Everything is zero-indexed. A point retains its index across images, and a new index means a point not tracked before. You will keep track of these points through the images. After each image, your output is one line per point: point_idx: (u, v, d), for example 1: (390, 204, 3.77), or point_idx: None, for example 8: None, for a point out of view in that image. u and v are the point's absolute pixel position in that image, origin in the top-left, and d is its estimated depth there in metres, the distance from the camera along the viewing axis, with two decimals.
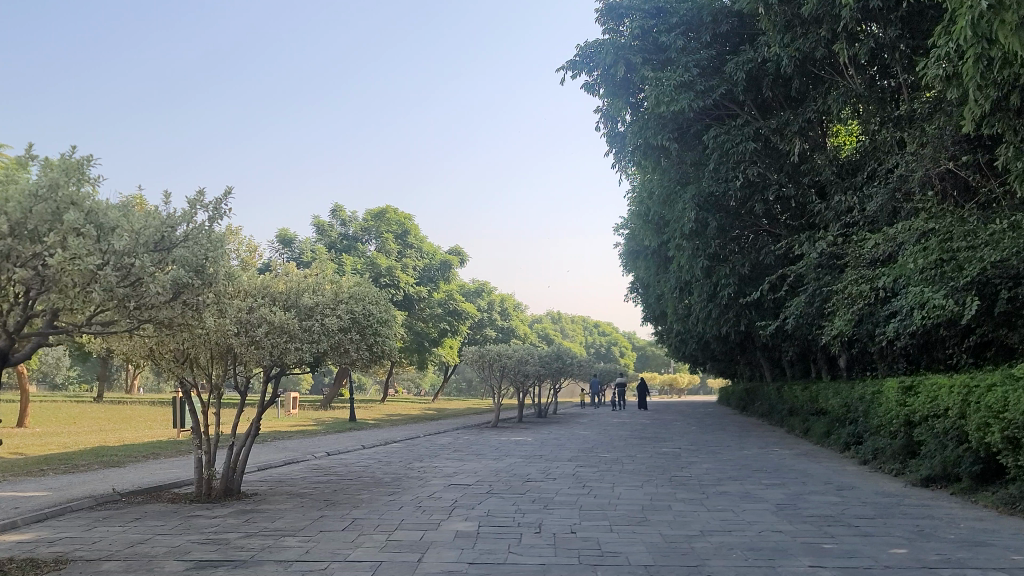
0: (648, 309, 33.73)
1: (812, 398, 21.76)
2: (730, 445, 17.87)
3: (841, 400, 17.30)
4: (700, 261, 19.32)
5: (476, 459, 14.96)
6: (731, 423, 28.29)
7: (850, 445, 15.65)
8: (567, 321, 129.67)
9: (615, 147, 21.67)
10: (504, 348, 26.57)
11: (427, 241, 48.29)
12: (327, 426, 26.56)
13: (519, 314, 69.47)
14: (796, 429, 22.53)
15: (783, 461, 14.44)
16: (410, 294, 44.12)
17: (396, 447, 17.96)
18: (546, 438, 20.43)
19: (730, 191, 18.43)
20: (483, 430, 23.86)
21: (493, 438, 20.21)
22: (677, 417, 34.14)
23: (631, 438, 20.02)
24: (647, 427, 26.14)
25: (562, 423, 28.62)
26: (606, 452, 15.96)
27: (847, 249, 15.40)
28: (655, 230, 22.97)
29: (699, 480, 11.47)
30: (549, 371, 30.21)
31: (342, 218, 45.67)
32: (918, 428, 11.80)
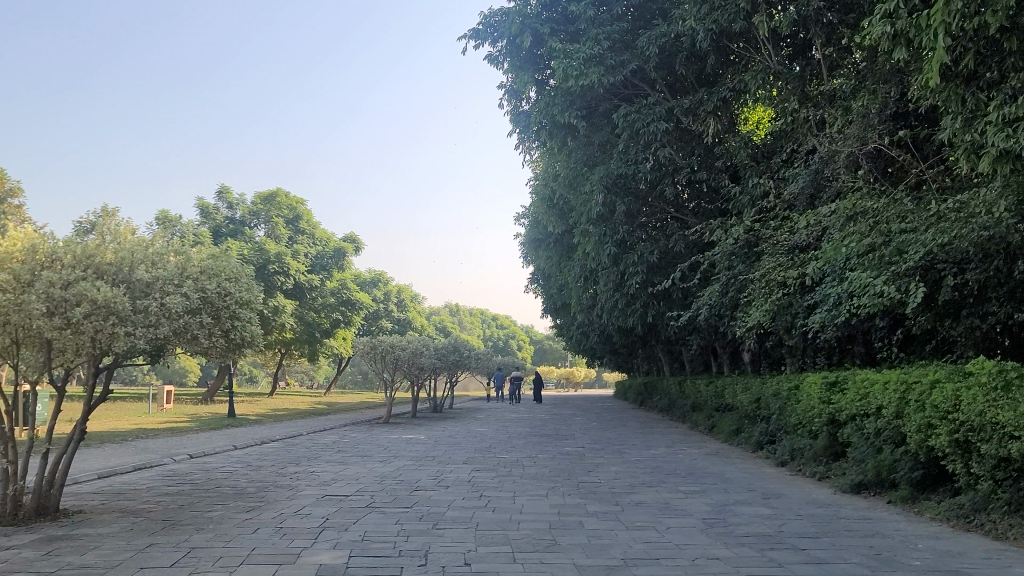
0: (549, 300, 32.54)
1: (716, 394, 20.96)
2: (637, 444, 16.75)
3: (752, 396, 16.43)
4: (608, 250, 18.13)
5: (359, 462, 13.32)
6: (632, 419, 27.38)
7: (763, 444, 14.74)
8: (465, 313, 128.22)
9: (519, 126, 20.43)
10: (397, 339, 24.87)
11: (320, 227, 45.93)
12: (201, 422, 24.34)
13: (416, 305, 67.59)
14: (699, 425, 21.71)
15: (695, 462, 13.35)
16: (301, 282, 41.83)
17: (271, 447, 16.10)
18: (440, 437, 18.89)
19: (640, 173, 17.32)
20: (373, 426, 22.14)
21: (382, 436, 18.55)
22: (576, 412, 33.15)
23: (531, 436, 18.70)
24: (546, 422, 24.92)
25: (458, 419, 27.12)
26: (505, 454, 14.55)
27: (764, 237, 14.46)
28: (560, 215, 21.74)
29: (610, 486, 10.18)
30: (445, 364, 28.66)
31: (229, 200, 42.78)
32: (845, 428, 10.85)
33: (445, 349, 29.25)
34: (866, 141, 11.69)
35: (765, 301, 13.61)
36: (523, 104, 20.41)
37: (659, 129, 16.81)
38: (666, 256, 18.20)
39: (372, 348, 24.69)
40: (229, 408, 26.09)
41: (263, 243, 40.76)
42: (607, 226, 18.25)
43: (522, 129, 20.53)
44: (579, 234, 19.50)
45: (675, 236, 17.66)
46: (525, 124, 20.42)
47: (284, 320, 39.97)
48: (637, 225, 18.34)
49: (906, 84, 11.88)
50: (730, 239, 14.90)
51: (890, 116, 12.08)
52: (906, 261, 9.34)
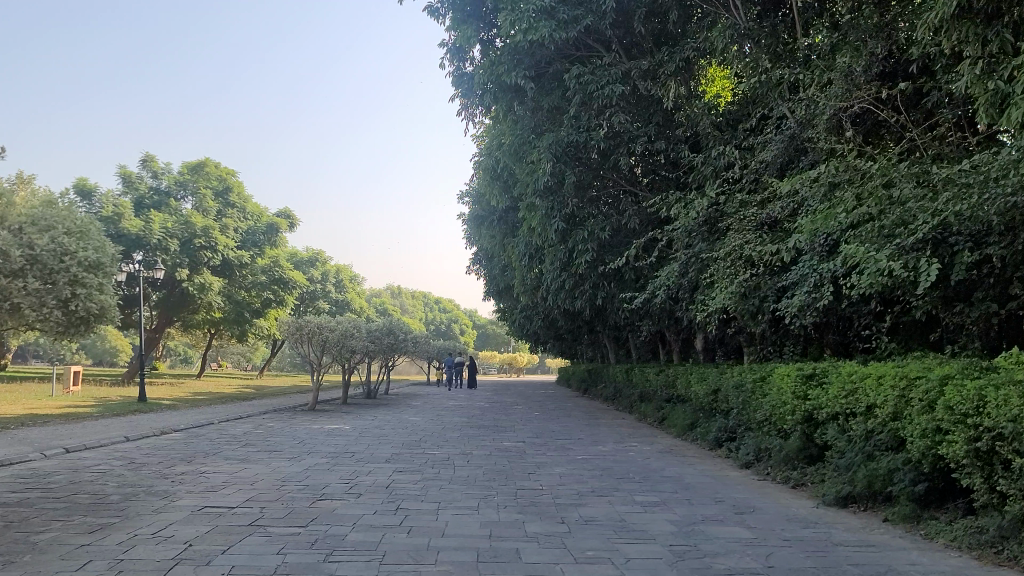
0: (492, 282, 30.85)
1: (667, 383, 19.57)
2: (582, 438, 15.20)
3: (709, 388, 15.02)
4: (556, 224, 16.49)
5: (264, 459, 11.50)
6: (577, 408, 25.91)
7: (722, 441, 13.32)
8: (407, 296, 125.77)
9: (462, 88, 18.67)
10: (325, 320, 22.95)
11: (252, 201, 43.49)
12: (105, 406, 22.11)
13: (355, 286, 65.35)
14: (648, 417, 20.30)
15: (649, 462, 11.84)
16: (230, 259, 39.42)
17: (171, 437, 14.17)
18: (366, 428, 17.10)
19: (593, 141, 15.72)
20: (295, 414, 20.24)
21: (301, 427, 16.68)
22: (518, 400, 31.62)
23: (467, 428, 17.04)
24: (485, 411, 23.33)
25: (392, 406, 25.33)
26: (434, 450, 12.87)
27: (731, 211, 13.00)
28: (503, 188, 20.05)
29: (554, 495, 8.57)
30: (378, 347, 26.83)
31: (153, 169, 40.09)
32: (825, 428, 9.43)
33: (379, 331, 27.39)
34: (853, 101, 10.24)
35: (731, 282, 12.15)
36: (467, 64, 18.62)
37: (615, 91, 15.24)
38: (620, 234, 16.66)
39: (296, 328, 22.71)
40: (140, 391, 23.90)
41: (189, 215, 38.23)
42: (555, 198, 16.62)
43: (466, 91, 18.75)
44: (523, 208, 17.85)
45: (630, 211, 16.12)
46: (469, 86, 18.65)
47: (209, 298, 37.67)
48: (589, 199, 16.75)
49: (896, 37, 10.52)
50: (692, 213, 13.41)
51: (876, 75, 10.70)
52: (911, 233, 7.89)
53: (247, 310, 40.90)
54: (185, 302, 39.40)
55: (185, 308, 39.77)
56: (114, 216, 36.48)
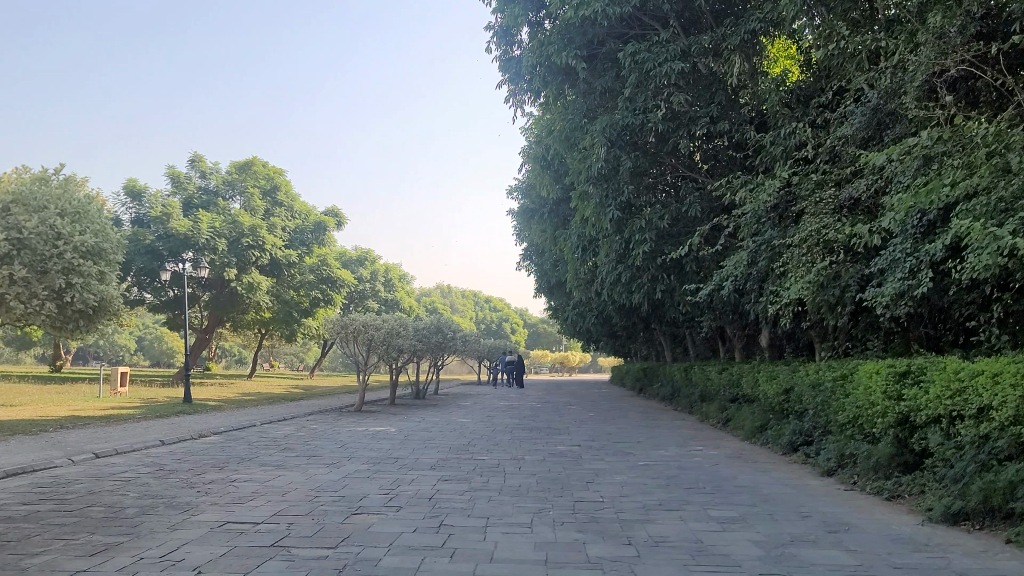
0: (544, 278, 29.91)
1: (732, 381, 18.42)
2: (643, 442, 14.18)
3: (780, 387, 13.92)
4: (612, 214, 15.49)
5: (301, 465, 10.73)
6: (632, 409, 24.87)
7: (798, 446, 12.23)
8: (458, 295, 125.50)
9: (510, 74, 17.82)
10: (371, 318, 22.26)
11: (300, 199, 43.19)
12: (150, 408, 21.69)
13: (404, 285, 64.93)
14: (711, 418, 19.20)
15: (718, 469, 10.79)
16: (278, 258, 39.10)
17: (209, 441, 13.54)
18: (413, 430, 16.29)
19: (650, 124, 14.73)
20: (341, 416, 19.54)
21: (346, 429, 15.96)
22: (571, 399, 30.61)
23: (519, 431, 16.14)
24: (537, 411, 22.41)
25: (441, 408, 24.56)
26: (484, 455, 11.97)
27: (806, 194, 11.89)
28: (554, 179, 19.14)
29: (618, 509, 7.59)
30: (426, 346, 26.10)
31: (201, 169, 39.98)
32: (927, 432, 8.31)
33: (428, 330, 26.65)
34: (950, 62, 9.07)
35: (808, 271, 11.05)
36: (514, 48, 17.69)
37: (673, 69, 14.20)
38: (680, 223, 15.61)
39: (342, 327, 22.05)
40: (185, 391, 23.51)
41: (237, 215, 38.03)
42: (610, 186, 15.63)
43: (514, 76, 17.83)
44: (576, 198, 16.89)
45: (691, 198, 15.06)
46: (517, 72, 17.72)
47: (257, 298, 37.41)
48: (647, 186, 15.73)
49: None
50: (762, 197, 12.35)
51: (974, 34, 9.52)
52: None
53: (296, 310, 40.57)
54: (234, 302, 39.15)
55: (234, 308, 39.58)
56: (163, 217, 36.58)
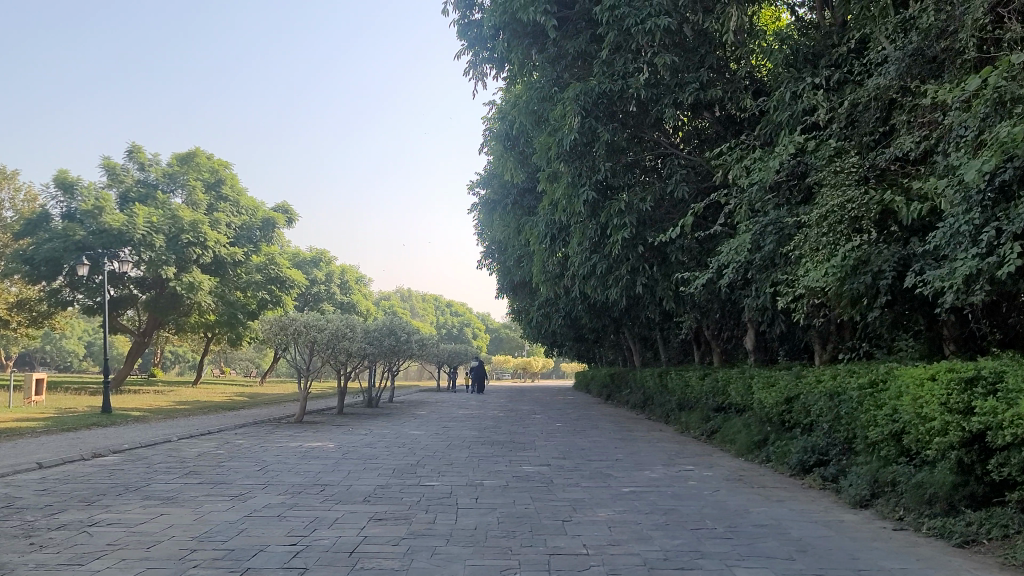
0: (507, 276, 27.79)
1: (716, 385, 16.46)
2: (623, 460, 12.07)
3: (784, 395, 11.96)
4: (587, 196, 13.36)
5: (195, 498, 8.43)
6: (602, 418, 22.79)
7: (811, 467, 10.24)
8: (419, 298, 122.71)
9: (470, 40, 15.65)
10: (314, 317, 19.85)
11: (247, 194, 40.58)
12: (61, 420, 19.06)
13: (362, 288, 62.31)
14: (692, 429, 17.17)
15: (722, 498, 8.72)
16: (221, 255, 36.52)
17: (99, 463, 11.13)
18: (354, 446, 14.01)
19: (631, 90, 12.69)
20: (276, 429, 17.15)
21: (275, 446, 13.63)
22: (536, 408, 28.49)
23: (477, 446, 13.94)
24: (499, 422, 20.24)
25: (393, 418, 22.23)
26: (433, 481, 9.75)
27: (824, 164, 9.92)
28: (519, 161, 17.02)
29: (610, 570, 5.44)
30: (377, 350, 23.78)
31: (139, 160, 37.28)
32: (1012, 455, 6.33)
33: (379, 332, 24.32)
34: None
35: (832, 255, 9.09)
36: (474, 12, 15.59)
37: (659, 26, 12.14)
38: (665, 206, 13.59)
39: (281, 328, 19.60)
40: (104, 400, 20.90)
41: (177, 209, 35.41)
42: (583, 163, 13.53)
43: (473, 43, 15.69)
44: (544, 178, 14.75)
45: (678, 177, 13.05)
46: (478, 37, 15.58)
47: (199, 298, 34.84)
48: (625, 165, 13.71)
49: None
50: (766, 171, 10.37)
51: None
52: None
53: (241, 311, 37.70)
54: (176, 303, 36.68)
55: (174, 309, 37.12)
56: (94, 210, 33.71)
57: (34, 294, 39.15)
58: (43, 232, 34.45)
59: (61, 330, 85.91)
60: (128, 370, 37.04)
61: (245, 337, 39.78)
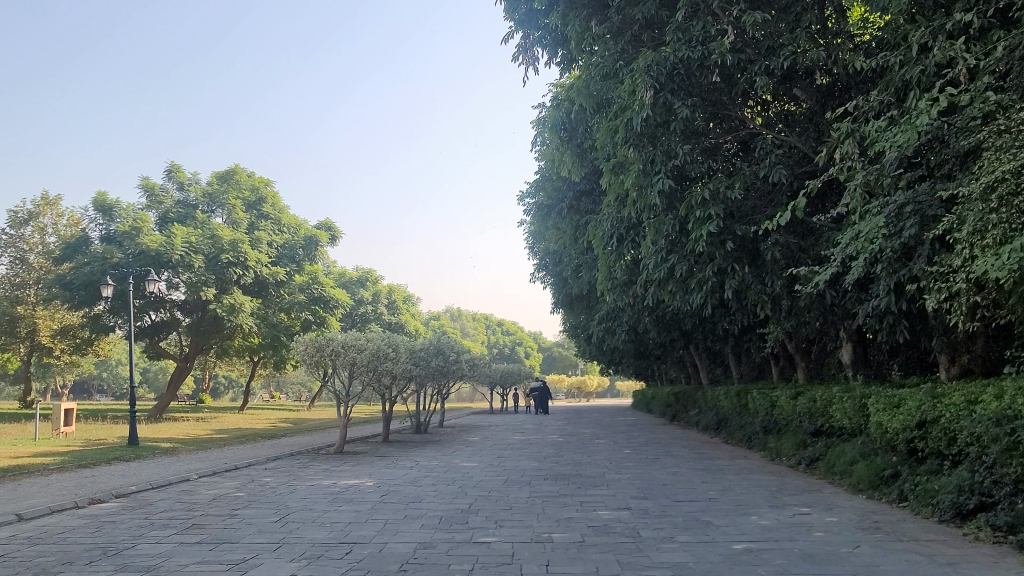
0: (564, 289, 25.81)
1: (814, 404, 14.21)
2: (720, 502, 9.91)
3: (919, 416, 9.73)
4: (664, 184, 11.27)
5: (186, 567, 6.52)
6: (673, 443, 20.55)
7: (974, 511, 8.01)
8: (469, 318, 121.13)
9: (519, 18, 13.70)
10: (353, 337, 17.98)
11: (289, 212, 39.25)
12: (82, 454, 17.44)
13: (410, 308, 60.78)
14: (786, 457, 14.87)
15: (874, 563, 6.54)
16: (263, 275, 35.09)
17: (91, 513, 9.30)
18: (396, 484, 12.05)
19: (713, 56, 10.65)
20: (311, 463, 15.26)
21: (304, 487, 11.72)
22: (597, 431, 26.36)
23: (540, 483, 11.87)
24: (560, 450, 18.13)
25: (443, 446, 20.27)
26: (489, 537, 7.71)
27: (977, 122, 7.76)
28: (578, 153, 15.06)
29: None
30: (424, 371, 21.91)
31: (178, 179, 36.14)
32: None
33: (425, 352, 22.44)
34: None
35: (1005, 237, 6.91)
36: None
37: None
38: (755, 195, 11.48)
39: (318, 349, 17.74)
40: (132, 431, 19.27)
41: (217, 228, 34.10)
42: (657, 147, 11.47)
43: (523, 20, 13.75)
44: (608, 169, 12.71)
45: (773, 159, 10.93)
46: (528, 15, 13.63)
47: (240, 321, 33.38)
48: (704, 149, 11.65)
49: None
50: (900, 137, 8.21)
51: None
52: None
53: (285, 333, 35.98)
54: (218, 327, 35.55)
55: (217, 333, 36.08)
56: (132, 231, 32.57)
57: (76, 319, 38.21)
58: (81, 256, 33.29)
59: (115, 357, 85.96)
60: (171, 398, 35.79)
61: (290, 360, 38.20)
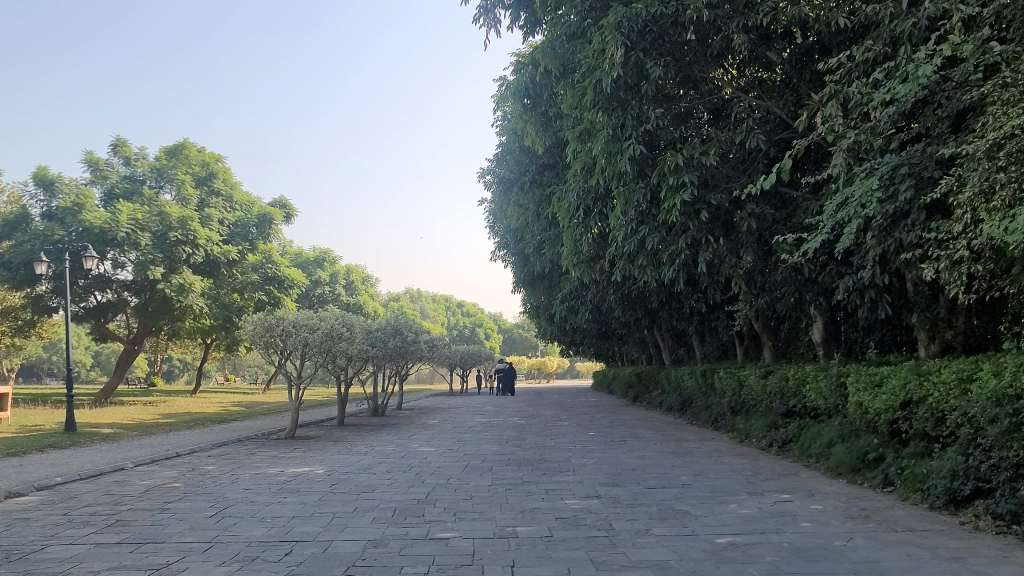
0: (526, 267, 25.10)
1: (786, 384, 13.69)
2: (695, 489, 9.27)
3: (904, 396, 9.14)
4: (634, 150, 10.55)
5: (96, 574, 5.66)
6: (638, 425, 19.99)
7: (971, 497, 7.44)
8: (429, 299, 120.15)
9: None
10: (304, 316, 17.06)
11: (242, 188, 37.95)
12: (14, 441, 16.34)
13: (369, 288, 59.75)
14: (757, 438, 14.33)
15: (874, 558, 5.92)
16: (213, 254, 33.82)
17: (4, 509, 8.37)
18: (348, 472, 11.24)
19: (689, 10, 9.90)
20: (260, 449, 14.37)
21: (248, 476, 10.86)
22: (559, 413, 25.77)
23: (502, 469, 11.15)
24: (522, 432, 17.44)
25: (401, 429, 19.47)
26: (447, 533, 6.96)
27: (979, 76, 7.08)
28: (542, 120, 14.27)
29: None
30: (381, 352, 21.06)
31: (124, 154, 34.66)
32: None
33: (382, 332, 21.60)
34: None
35: (1012, 199, 6.26)
36: None
37: None
38: (729, 163, 10.82)
39: (266, 329, 16.80)
40: (70, 417, 18.18)
41: (165, 205, 32.74)
42: (626, 110, 10.75)
43: None
44: (574, 136, 11.97)
45: (750, 124, 10.29)
46: None
47: (190, 301, 32.20)
48: (676, 113, 10.94)
49: None
50: (891, 92, 7.52)
51: None
52: None
53: (237, 314, 34.77)
54: (167, 308, 34.34)
55: (166, 314, 34.84)
56: (74, 207, 31.14)
57: (17, 300, 36.63)
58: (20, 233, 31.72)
59: (65, 339, 83.70)
60: (117, 381, 34.49)
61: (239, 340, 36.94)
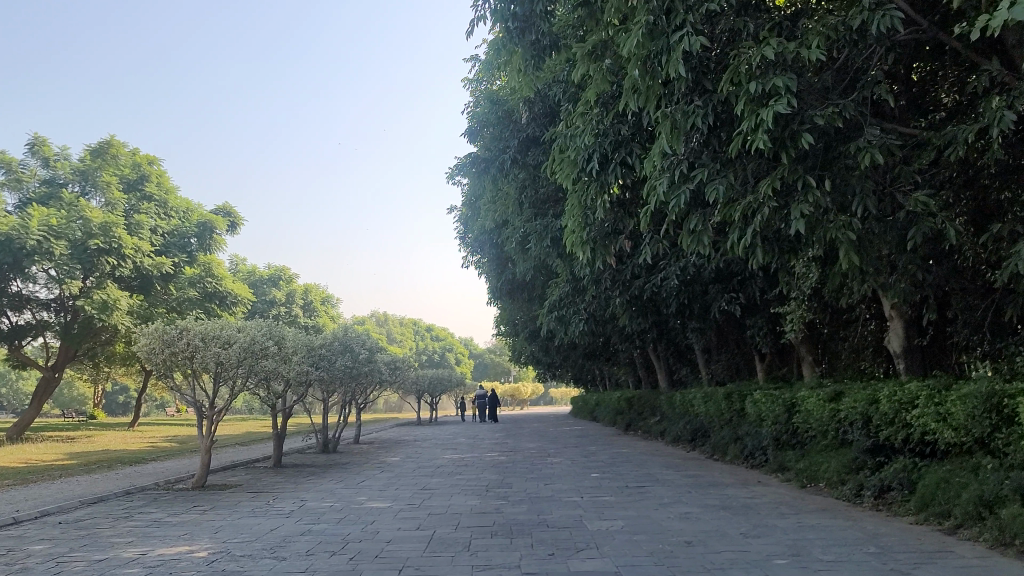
0: (504, 273, 21.23)
1: (874, 408, 9.84)
2: None
3: None
4: (692, 43, 6.67)
5: None
6: (646, 461, 16.10)
7: None
8: (397, 323, 115.86)
9: None
10: (217, 326, 12.98)
11: (179, 194, 33.84)
12: None
13: (330, 310, 55.56)
14: (830, 480, 10.47)
15: None
16: (140, 263, 29.45)
17: None
18: (246, 553, 7.23)
19: None
20: (144, 509, 10.29)
21: (84, 565, 6.84)
22: (544, 445, 21.80)
23: (486, 545, 7.17)
24: (506, 475, 13.46)
25: (350, 471, 15.41)
26: None
27: None
28: (535, 53, 10.41)
29: None
30: (326, 374, 17.01)
31: (42, 153, 30.32)
32: None
33: (329, 350, 17.57)
34: None
35: None
36: None
37: None
38: (832, 69, 7.02)
39: (166, 344, 12.66)
40: None
41: (85, 207, 28.34)
42: None
43: None
44: (585, 49, 8.15)
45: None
46: None
47: (114, 320, 27.89)
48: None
49: None
50: None
51: None
52: None
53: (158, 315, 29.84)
54: (92, 329, 29.97)
55: (90, 337, 30.41)
56: None
57: None
58: None
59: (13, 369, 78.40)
60: (33, 415, 29.89)
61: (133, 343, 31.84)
